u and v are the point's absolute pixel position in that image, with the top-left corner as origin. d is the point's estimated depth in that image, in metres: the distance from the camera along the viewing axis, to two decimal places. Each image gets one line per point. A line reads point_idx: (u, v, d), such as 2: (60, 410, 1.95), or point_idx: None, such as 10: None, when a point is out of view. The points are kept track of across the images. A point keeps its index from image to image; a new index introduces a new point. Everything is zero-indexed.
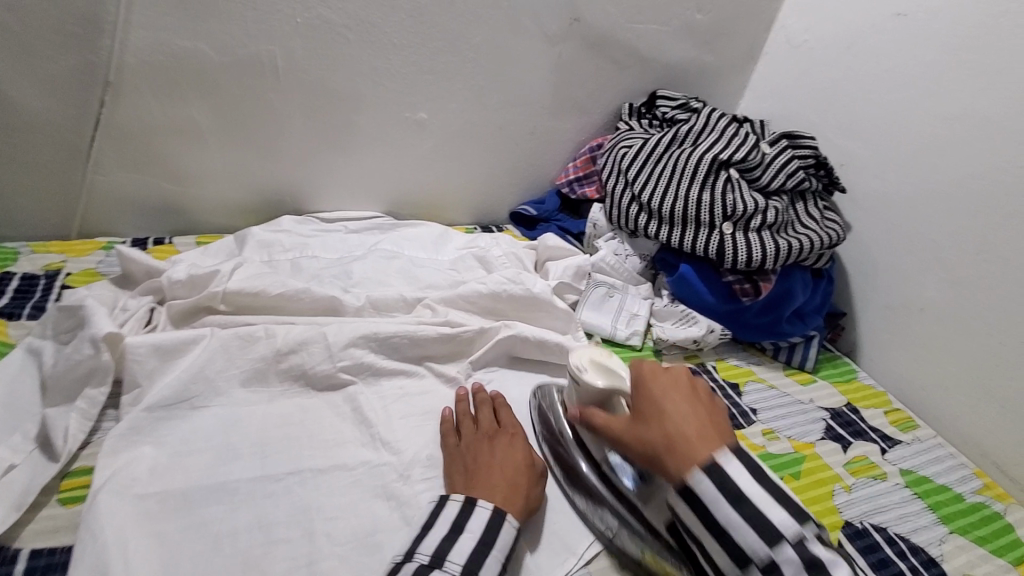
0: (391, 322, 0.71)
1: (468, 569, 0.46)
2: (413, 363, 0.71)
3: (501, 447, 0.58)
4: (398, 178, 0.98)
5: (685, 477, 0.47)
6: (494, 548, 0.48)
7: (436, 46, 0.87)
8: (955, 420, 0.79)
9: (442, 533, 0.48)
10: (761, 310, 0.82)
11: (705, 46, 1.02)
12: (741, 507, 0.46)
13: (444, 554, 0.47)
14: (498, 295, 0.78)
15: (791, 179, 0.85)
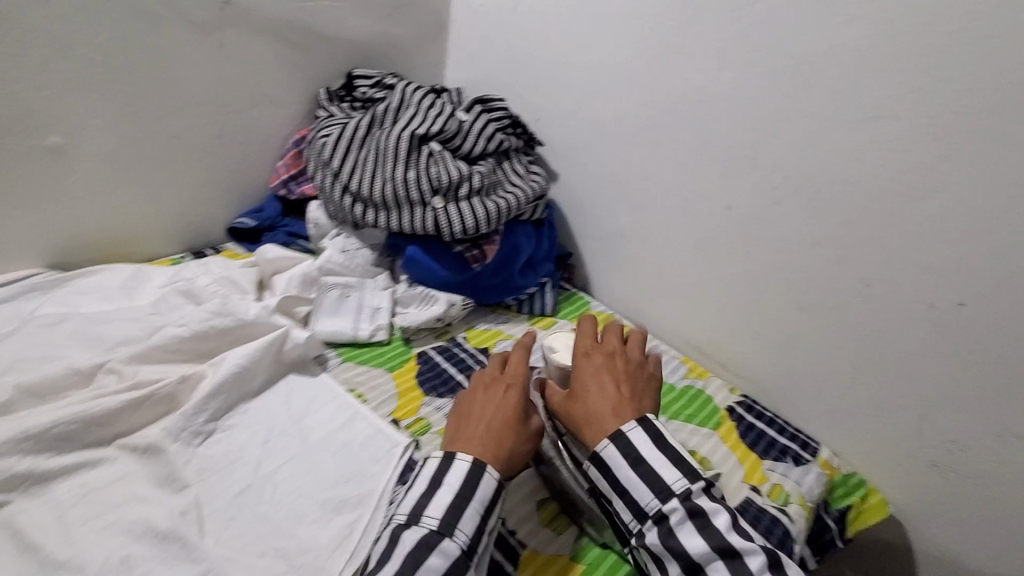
0: (55, 407, 0.57)
1: (443, 522, 0.50)
2: (104, 444, 0.58)
3: (511, 395, 0.59)
4: (52, 221, 0.79)
5: (635, 504, 0.53)
6: (473, 502, 0.51)
7: (39, 51, 0.69)
8: (664, 321, 0.93)
9: (421, 491, 0.52)
10: (494, 272, 0.85)
11: (388, 19, 0.99)
12: (693, 562, 0.50)
13: (421, 508, 0.51)
14: (207, 333, 0.68)
15: (491, 142, 0.88)
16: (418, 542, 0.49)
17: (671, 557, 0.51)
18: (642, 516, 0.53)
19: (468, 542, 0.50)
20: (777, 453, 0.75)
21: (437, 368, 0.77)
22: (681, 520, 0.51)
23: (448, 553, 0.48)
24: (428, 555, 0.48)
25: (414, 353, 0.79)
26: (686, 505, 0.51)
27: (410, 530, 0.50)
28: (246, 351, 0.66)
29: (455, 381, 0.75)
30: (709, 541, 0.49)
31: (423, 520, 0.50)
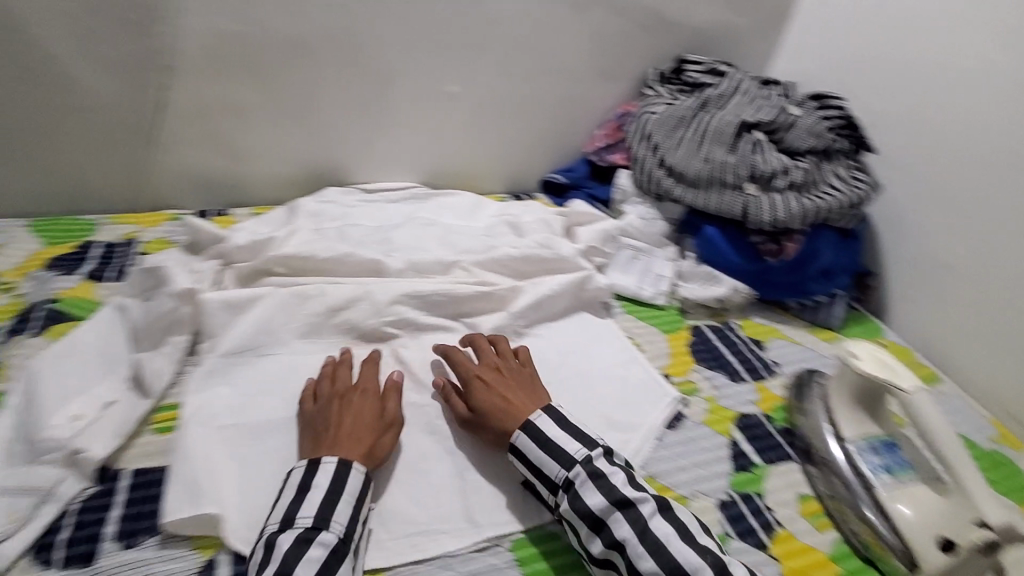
0: (432, 282, 0.78)
1: (319, 517, 0.49)
2: (454, 319, 0.76)
3: (365, 411, 0.59)
4: (434, 150, 1.03)
5: (549, 479, 0.56)
6: (345, 495, 0.52)
7: (468, 20, 0.90)
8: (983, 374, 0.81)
9: (290, 499, 0.51)
10: (787, 269, 0.84)
11: (734, 8, 1.02)
12: (597, 517, 0.52)
13: (291, 513, 0.50)
14: (530, 259, 0.83)
15: (819, 140, 0.86)
16: (536, 457, 0.57)
17: (577, 519, 0.53)
18: (568, 465, 0.55)
19: (345, 532, 0.50)
20: None
21: (710, 344, 0.80)
22: (585, 480, 0.54)
23: (328, 545, 0.48)
24: (307, 550, 0.47)
25: (687, 325, 0.83)
26: (587, 470, 0.55)
27: (323, 533, 0.49)
28: (558, 280, 0.80)
29: (726, 360, 0.78)
30: (604, 496, 0.53)
31: (326, 528, 0.49)
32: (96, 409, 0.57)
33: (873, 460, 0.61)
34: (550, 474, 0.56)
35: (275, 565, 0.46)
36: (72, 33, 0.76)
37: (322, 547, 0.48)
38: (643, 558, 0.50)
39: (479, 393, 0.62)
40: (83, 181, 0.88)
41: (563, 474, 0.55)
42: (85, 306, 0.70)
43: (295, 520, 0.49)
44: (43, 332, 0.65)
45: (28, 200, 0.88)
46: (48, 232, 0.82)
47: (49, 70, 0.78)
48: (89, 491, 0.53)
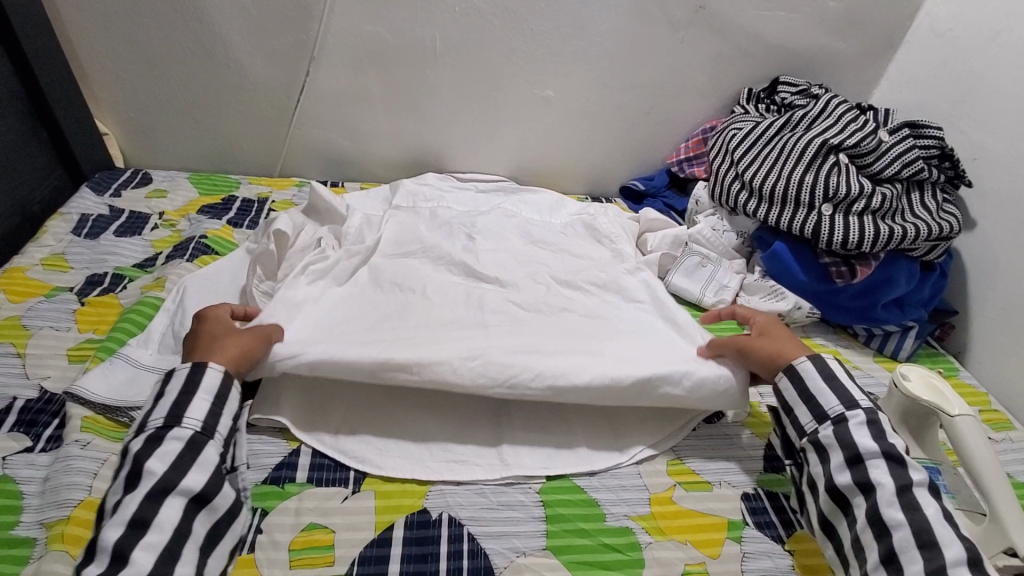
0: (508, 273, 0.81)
1: (169, 417, 0.53)
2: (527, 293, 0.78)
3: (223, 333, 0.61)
4: (524, 147, 1.12)
5: (819, 409, 0.59)
6: (202, 392, 0.55)
7: (568, 31, 0.98)
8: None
9: (155, 407, 0.54)
10: (855, 293, 0.84)
11: (837, 34, 1.02)
12: (856, 454, 0.55)
13: (144, 421, 0.53)
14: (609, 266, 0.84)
15: (908, 168, 0.84)
16: (812, 386, 0.61)
17: (835, 448, 0.57)
18: (821, 420, 0.59)
19: (202, 426, 0.53)
20: None
21: None
22: (858, 423, 0.57)
23: (183, 438, 0.52)
24: (159, 446, 0.51)
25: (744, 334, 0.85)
26: (868, 416, 0.57)
27: (175, 430, 0.52)
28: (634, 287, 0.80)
29: None
30: (879, 444, 0.55)
31: (180, 426, 0.52)
32: None
33: None
34: (824, 404, 0.59)
35: (127, 467, 0.49)
36: (242, 25, 0.93)
37: (176, 442, 0.51)
38: (888, 507, 0.52)
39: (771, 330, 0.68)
40: (232, 146, 1.07)
41: (841, 409, 0.58)
42: (225, 246, 0.86)
43: (146, 423, 0.52)
44: (193, 260, 0.81)
45: (190, 158, 1.08)
46: (202, 184, 1.00)
47: (221, 54, 0.96)
48: None
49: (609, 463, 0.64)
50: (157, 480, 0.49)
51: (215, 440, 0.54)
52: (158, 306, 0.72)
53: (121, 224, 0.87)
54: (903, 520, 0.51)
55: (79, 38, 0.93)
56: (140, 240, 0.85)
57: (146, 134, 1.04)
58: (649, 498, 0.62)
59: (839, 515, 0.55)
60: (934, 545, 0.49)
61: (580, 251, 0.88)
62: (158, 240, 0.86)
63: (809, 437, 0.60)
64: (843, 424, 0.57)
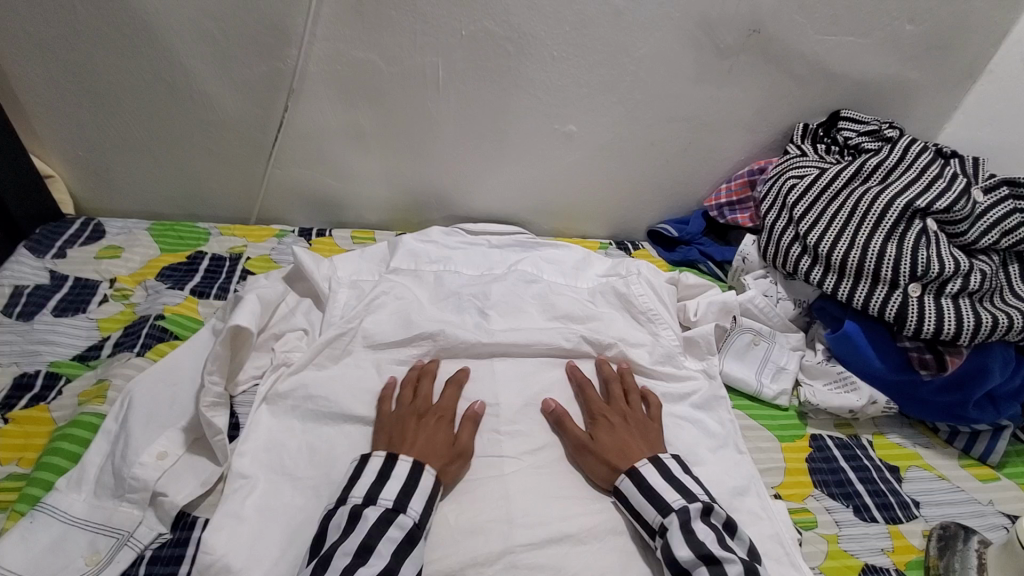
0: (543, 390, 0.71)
1: (397, 502, 0.53)
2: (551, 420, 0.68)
3: (434, 422, 0.62)
4: (539, 188, 0.98)
5: (647, 522, 0.57)
6: (419, 489, 0.55)
7: (597, 58, 0.83)
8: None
9: (373, 478, 0.55)
10: (942, 387, 0.70)
11: (910, 62, 0.86)
12: (681, 569, 0.52)
13: (404, 503, 0.54)
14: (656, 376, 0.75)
15: (1009, 238, 0.70)
16: (634, 500, 0.58)
17: (667, 566, 0.53)
18: (652, 533, 0.56)
19: (420, 518, 0.53)
20: None
21: (833, 462, 0.69)
22: (673, 528, 0.54)
23: (403, 528, 0.52)
24: (387, 530, 0.51)
25: (807, 433, 0.72)
26: (679, 519, 0.54)
27: (400, 516, 0.53)
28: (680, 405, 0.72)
29: (854, 490, 0.66)
30: (692, 548, 0.52)
31: (403, 512, 0.53)
32: (180, 447, 0.57)
33: None
34: (646, 517, 0.56)
35: (357, 540, 0.50)
36: (206, 51, 0.78)
37: (398, 530, 0.52)
38: None
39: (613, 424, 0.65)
40: (201, 188, 0.91)
41: (658, 518, 0.55)
42: (187, 325, 0.71)
43: (379, 498, 0.53)
44: (146, 351, 0.66)
45: (151, 201, 0.92)
46: (164, 238, 0.85)
47: (182, 85, 0.81)
48: (163, 536, 0.53)
49: None
50: (378, 568, 0.49)
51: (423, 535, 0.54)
52: (97, 426, 0.57)
53: (63, 298, 0.73)
54: None
55: (10, 68, 0.77)
56: (85, 319, 0.71)
57: (99, 175, 0.89)
58: None
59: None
60: None
61: (620, 339, 0.78)
62: (107, 319, 0.72)
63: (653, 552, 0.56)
64: (665, 533, 0.54)
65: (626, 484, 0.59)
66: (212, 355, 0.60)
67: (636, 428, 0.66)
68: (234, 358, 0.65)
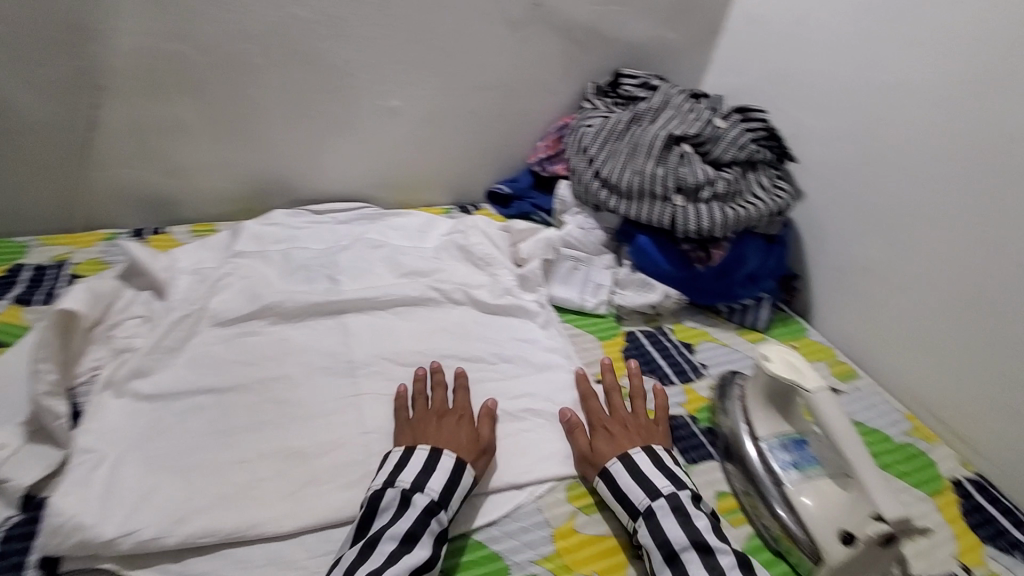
0: (394, 334, 0.78)
1: (438, 499, 0.56)
2: (401, 356, 0.75)
3: (461, 423, 0.64)
4: (377, 163, 1.04)
5: (631, 505, 0.59)
6: (439, 468, 0.58)
7: (405, 36, 0.91)
8: (919, 379, 0.83)
9: (419, 469, 0.58)
10: (714, 275, 0.88)
11: (666, 24, 1.05)
12: (671, 550, 0.55)
13: (423, 483, 0.57)
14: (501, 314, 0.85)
15: (743, 151, 0.90)
16: (622, 485, 0.60)
17: (653, 548, 0.56)
18: (632, 516, 0.59)
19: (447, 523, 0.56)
20: (1007, 545, 0.67)
21: (642, 349, 0.84)
22: (665, 511, 0.57)
23: (435, 531, 0.54)
24: (430, 520, 0.54)
25: (622, 331, 0.87)
26: (672, 504, 0.58)
27: (438, 516, 0.55)
28: (521, 331, 0.83)
29: (658, 366, 0.81)
30: (687, 534, 0.55)
31: (421, 492, 0.56)
32: (16, 439, 0.57)
33: (784, 458, 0.65)
34: (632, 499, 0.59)
35: (415, 520, 0.54)
36: None
37: (435, 524, 0.55)
38: None
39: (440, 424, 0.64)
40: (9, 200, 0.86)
41: (647, 501, 0.58)
42: (10, 332, 0.70)
43: (429, 487, 0.56)
44: None
45: None
46: None
47: None
48: (10, 520, 0.54)
49: (507, 508, 0.62)
50: (423, 559, 0.51)
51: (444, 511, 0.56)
52: None
53: None
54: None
55: None
56: None
57: None
58: (552, 535, 0.60)
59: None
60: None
61: (463, 282, 0.88)
62: None
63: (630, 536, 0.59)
64: (652, 517, 0.57)
65: (616, 467, 0.62)
66: (41, 344, 0.61)
67: (635, 428, 0.66)
68: (70, 348, 0.65)
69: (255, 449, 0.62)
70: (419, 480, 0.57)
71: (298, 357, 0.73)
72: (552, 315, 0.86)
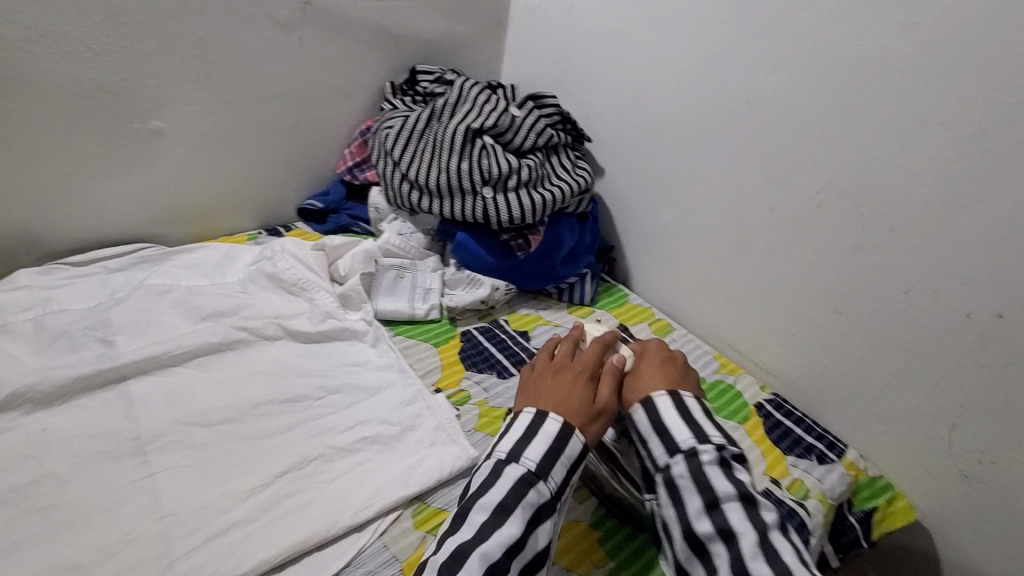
0: (194, 390, 0.68)
1: (539, 467, 0.55)
2: (206, 416, 0.65)
3: (578, 377, 0.63)
4: (152, 196, 0.90)
5: (672, 441, 0.57)
6: (563, 456, 0.56)
7: (150, 46, 0.79)
8: (721, 321, 0.93)
9: (520, 435, 0.57)
10: (536, 260, 0.91)
11: (452, 17, 1.04)
12: (715, 497, 0.52)
13: (519, 453, 0.55)
14: (323, 340, 0.78)
15: (541, 137, 0.92)
16: (667, 419, 0.58)
17: (690, 490, 0.54)
18: (673, 452, 0.56)
19: (557, 486, 0.55)
20: (802, 451, 0.79)
21: (478, 346, 0.83)
22: (710, 459, 0.54)
23: (529, 509, 0.52)
24: (527, 494, 0.53)
25: (458, 332, 0.86)
26: (718, 450, 0.55)
27: (533, 490, 0.53)
28: (348, 355, 0.77)
29: (495, 360, 0.81)
30: (734, 484, 0.53)
31: (519, 461, 0.55)
32: None
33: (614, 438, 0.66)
34: (676, 437, 0.57)
35: (499, 501, 0.52)
36: None
37: (526, 505, 0.52)
38: (750, 560, 0.49)
39: (572, 378, 0.63)
40: None
41: (693, 442, 0.56)
42: None
43: (522, 460, 0.54)
44: None
45: None
46: None
47: None
48: None
49: (348, 555, 0.56)
50: (512, 537, 0.50)
51: (544, 480, 0.54)
52: None
53: None
54: (746, 530, 0.51)
55: None
56: None
57: None
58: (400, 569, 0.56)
59: (697, 563, 0.52)
60: (756, 509, 0.52)
61: (276, 314, 0.79)
62: None
63: (661, 473, 0.56)
64: (694, 458, 0.55)
65: (663, 400, 0.60)
66: None
67: (674, 369, 0.65)
68: None
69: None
70: (517, 450, 0.56)
71: (62, 447, 0.59)
72: (381, 331, 0.82)
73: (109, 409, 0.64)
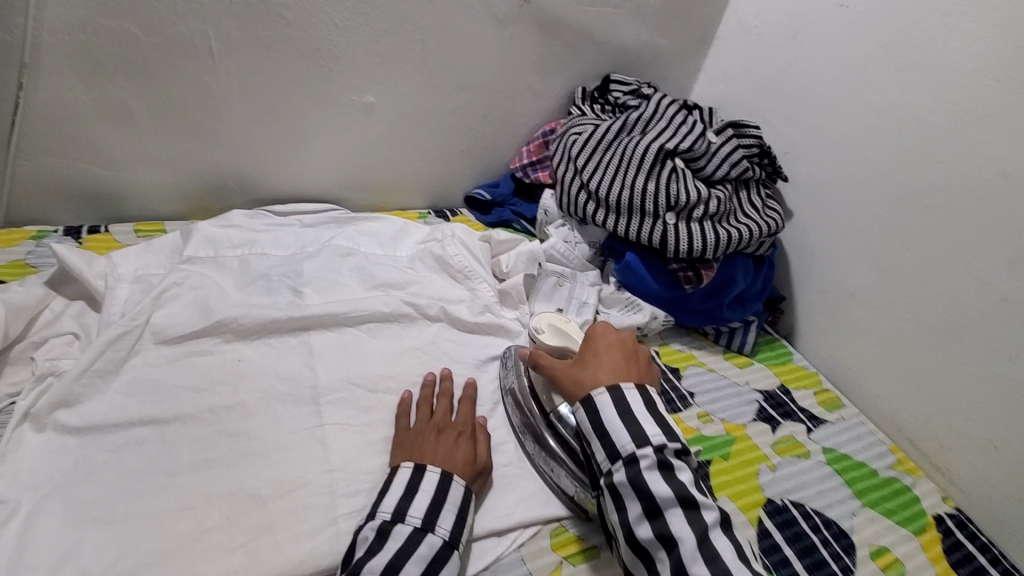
0: (364, 355, 0.72)
1: (425, 521, 0.52)
2: (373, 383, 0.69)
3: (455, 436, 0.61)
4: (349, 163, 0.96)
5: (612, 445, 0.56)
6: (447, 504, 0.55)
7: (381, 27, 0.84)
8: (900, 408, 0.82)
9: (400, 494, 0.54)
10: (702, 296, 0.86)
11: (658, 29, 1.01)
12: (654, 504, 0.52)
13: (403, 511, 0.53)
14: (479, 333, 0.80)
15: (735, 168, 0.87)
16: (606, 421, 0.57)
17: (630, 496, 0.54)
18: (613, 458, 0.56)
19: (450, 536, 0.53)
20: None
21: None
22: (649, 466, 0.54)
23: (422, 560, 0.50)
24: (418, 549, 0.50)
25: None
26: (657, 454, 0.54)
27: (431, 535, 0.52)
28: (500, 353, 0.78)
29: None
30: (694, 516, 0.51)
31: (404, 520, 0.52)
32: None
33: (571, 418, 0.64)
34: (615, 440, 0.56)
35: (399, 554, 0.50)
36: None
37: (420, 559, 0.50)
38: (692, 564, 0.50)
39: (452, 436, 0.61)
40: None
41: (631, 448, 0.55)
42: None
43: (409, 515, 0.52)
44: None
45: None
46: None
47: None
48: None
49: (489, 559, 0.57)
50: None
51: (433, 533, 0.52)
52: None
53: None
54: (688, 535, 0.51)
55: None
56: None
57: None
58: None
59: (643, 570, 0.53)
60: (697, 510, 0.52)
61: (440, 296, 0.82)
62: None
63: (605, 480, 0.56)
64: (634, 466, 0.54)
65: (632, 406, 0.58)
66: None
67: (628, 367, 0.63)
68: None
69: (201, 493, 0.54)
70: (401, 505, 0.53)
71: (251, 379, 0.65)
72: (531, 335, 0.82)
73: (293, 356, 0.69)
